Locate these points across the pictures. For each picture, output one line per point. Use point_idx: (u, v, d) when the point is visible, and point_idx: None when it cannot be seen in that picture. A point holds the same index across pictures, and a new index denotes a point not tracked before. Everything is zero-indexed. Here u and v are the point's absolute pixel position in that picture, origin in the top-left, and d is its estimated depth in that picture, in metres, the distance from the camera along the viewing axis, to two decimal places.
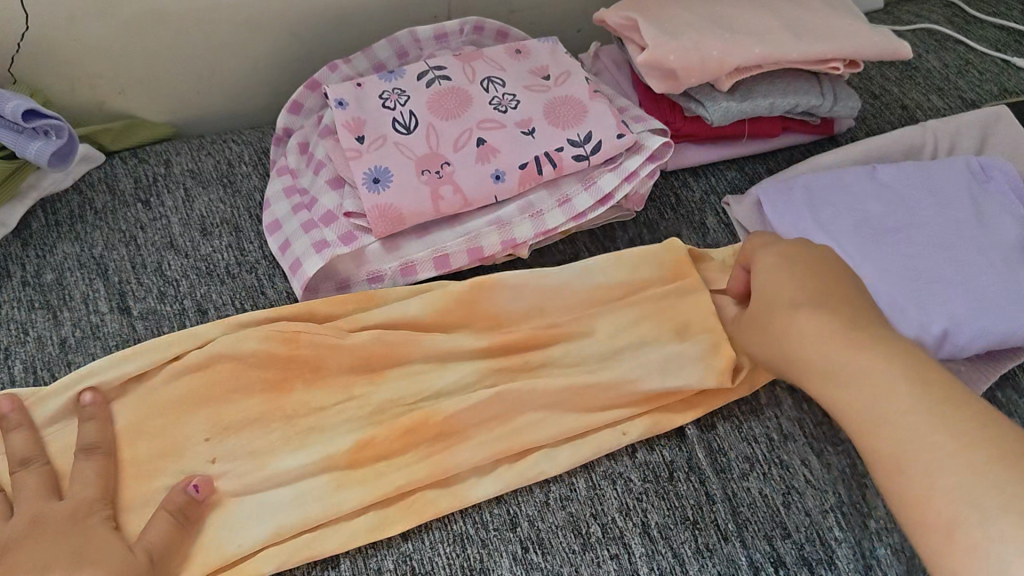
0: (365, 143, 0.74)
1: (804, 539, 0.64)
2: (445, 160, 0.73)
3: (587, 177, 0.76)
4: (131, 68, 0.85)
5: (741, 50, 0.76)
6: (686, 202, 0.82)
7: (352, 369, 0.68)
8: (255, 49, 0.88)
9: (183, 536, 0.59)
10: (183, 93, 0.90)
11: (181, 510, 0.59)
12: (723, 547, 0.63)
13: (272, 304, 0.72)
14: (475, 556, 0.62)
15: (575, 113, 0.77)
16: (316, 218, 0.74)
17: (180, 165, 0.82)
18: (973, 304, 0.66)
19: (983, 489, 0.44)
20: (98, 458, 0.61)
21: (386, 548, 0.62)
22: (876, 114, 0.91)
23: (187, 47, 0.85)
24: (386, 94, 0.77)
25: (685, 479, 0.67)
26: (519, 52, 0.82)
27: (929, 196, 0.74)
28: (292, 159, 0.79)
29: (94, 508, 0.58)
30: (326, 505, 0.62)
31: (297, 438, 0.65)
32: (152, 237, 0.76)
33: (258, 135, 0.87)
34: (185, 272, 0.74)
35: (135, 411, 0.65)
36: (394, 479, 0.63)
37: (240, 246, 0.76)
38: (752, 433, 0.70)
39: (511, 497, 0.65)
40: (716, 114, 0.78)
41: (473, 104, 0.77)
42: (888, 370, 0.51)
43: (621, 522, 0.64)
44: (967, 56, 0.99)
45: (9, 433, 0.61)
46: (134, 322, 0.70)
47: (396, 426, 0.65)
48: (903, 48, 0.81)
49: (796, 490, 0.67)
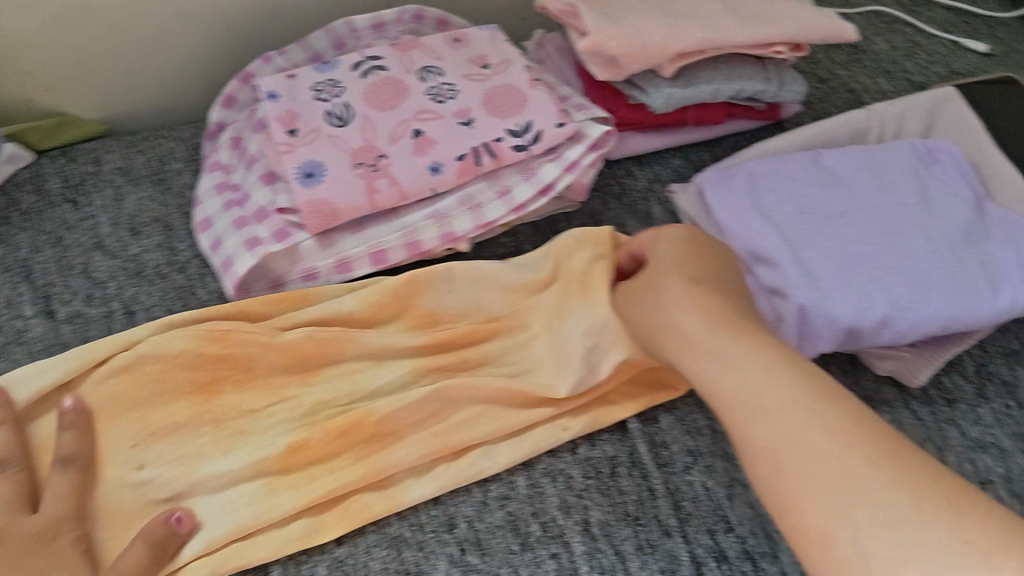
0: (298, 137, 0.72)
1: (747, 532, 0.63)
2: (380, 153, 0.72)
3: (527, 168, 0.74)
4: (60, 62, 0.82)
5: (683, 35, 0.74)
6: (629, 192, 0.81)
7: (286, 369, 0.66)
8: (189, 41, 0.86)
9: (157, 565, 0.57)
10: (115, 88, 0.87)
11: (160, 542, 0.57)
12: (665, 542, 0.62)
13: (203, 304, 0.70)
14: (411, 559, 0.60)
15: (514, 102, 0.76)
16: (248, 215, 0.71)
17: (110, 163, 0.80)
18: (915, 288, 0.66)
19: (856, 499, 0.44)
20: (74, 473, 0.59)
21: (319, 554, 0.60)
22: (823, 98, 0.90)
23: (118, 40, 0.83)
24: (320, 86, 0.75)
25: (628, 474, 0.66)
26: (457, 40, 0.80)
27: (874, 180, 0.73)
28: (224, 154, 0.76)
29: (63, 528, 0.56)
30: (257, 512, 0.60)
31: (223, 445, 0.62)
32: (79, 238, 0.74)
33: (193, 130, 0.85)
34: (113, 274, 0.72)
35: (59, 419, 0.62)
36: (327, 482, 0.61)
37: (171, 245, 0.74)
38: (695, 426, 0.69)
39: (449, 498, 0.64)
40: (659, 100, 0.77)
41: (410, 95, 0.75)
42: (776, 383, 0.51)
43: (562, 520, 0.63)
44: (915, 38, 0.98)
45: None
46: (60, 326, 0.68)
47: (330, 427, 0.63)
48: (849, 31, 0.80)
49: (739, 483, 0.66)
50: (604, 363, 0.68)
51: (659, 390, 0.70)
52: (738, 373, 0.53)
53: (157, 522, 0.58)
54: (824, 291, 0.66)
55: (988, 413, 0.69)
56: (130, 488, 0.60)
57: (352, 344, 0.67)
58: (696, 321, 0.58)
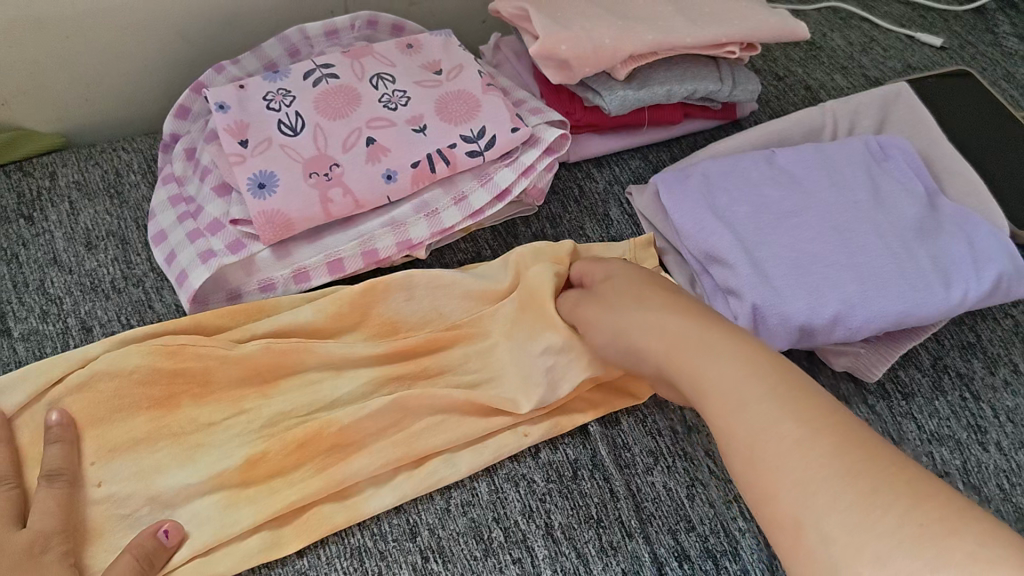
0: (249, 147, 0.71)
1: (708, 531, 0.64)
2: (334, 162, 0.71)
3: (483, 173, 0.74)
4: (11, 75, 0.81)
5: (634, 37, 0.75)
6: (589, 194, 0.81)
7: (241, 381, 0.66)
8: (143, 52, 0.85)
9: None
10: (70, 101, 0.86)
11: (148, 556, 0.57)
12: (627, 544, 0.63)
13: (161, 318, 0.70)
14: (373, 569, 0.60)
15: (468, 108, 0.75)
16: (202, 227, 0.71)
17: (65, 177, 0.79)
18: (867, 284, 0.66)
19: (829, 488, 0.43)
20: (62, 487, 0.58)
21: (281, 566, 0.60)
22: (780, 96, 0.91)
23: (69, 53, 0.82)
24: (271, 95, 0.74)
25: (589, 477, 0.66)
26: (410, 46, 0.80)
27: (826, 177, 0.74)
28: (177, 166, 0.76)
29: (51, 543, 0.55)
30: (218, 527, 0.60)
31: (185, 454, 0.62)
32: (34, 253, 0.73)
33: (150, 142, 0.84)
34: (69, 289, 0.71)
35: (14, 441, 0.62)
36: (287, 495, 0.61)
37: (127, 259, 0.73)
38: (656, 426, 0.70)
39: (411, 506, 0.63)
40: (613, 103, 0.77)
41: (362, 102, 0.75)
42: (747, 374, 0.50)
43: (524, 525, 0.63)
44: (872, 33, 0.99)
45: None
46: (15, 343, 0.67)
47: (288, 439, 0.63)
48: (799, 29, 0.80)
49: (699, 482, 0.66)
50: (567, 370, 0.68)
51: (620, 395, 0.71)
52: (695, 363, 0.53)
53: (146, 534, 0.58)
54: (777, 291, 0.66)
55: (943, 405, 0.70)
56: (88, 507, 0.59)
57: (312, 353, 0.67)
58: (654, 322, 0.58)
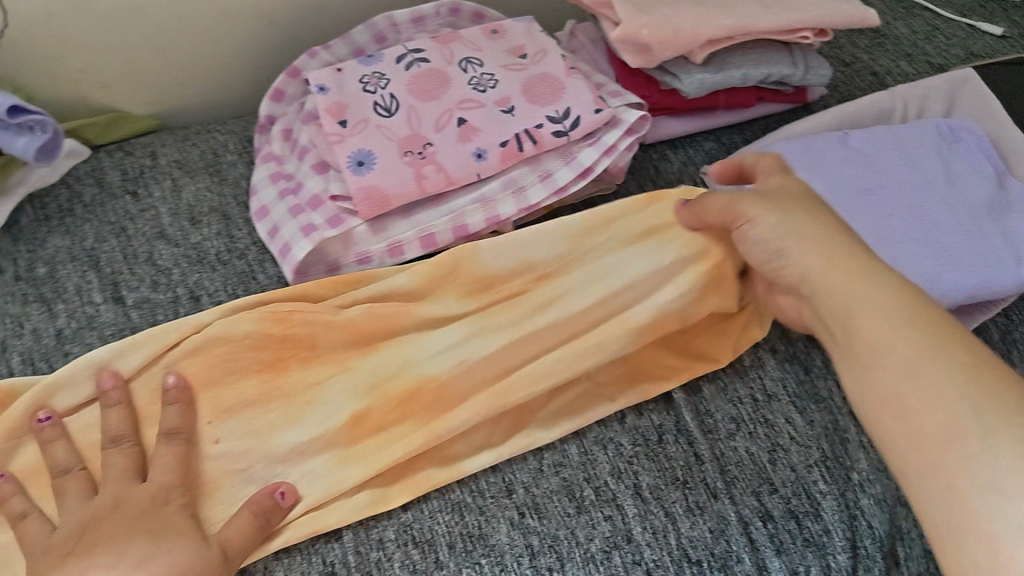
0: (348, 127, 0.75)
1: (791, 493, 0.66)
2: (427, 141, 0.75)
3: (567, 153, 0.77)
4: (112, 60, 0.85)
5: (712, 21, 0.78)
6: (665, 173, 0.84)
7: (345, 345, 0.68)
8: (237, 38, 0.89)
9: (259, 538, 0.60)
10: (165, 85, 0.90)
11: (265, 513, 0.60)
12: (713, 504, 0.65)
13: (265, 288, 0.74)
14: (473, 523, 0.63)
15: (552, 90, 0.79)
16: (303, 203, 0.74)
17: (166, 156, 0.83)
18: (941, 261, 0.69)
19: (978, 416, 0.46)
20: (179, 444, 0.62)
21: (387, 519, 0.63)
22: (847, 81, 0.94)
23: (168, 39, 0.86)
24: (366, 78, 0.78)
25: (674, 441, 0.69)
26: (495, 32, 0.83)
27: (900, 158, 0.76)
28: (276, 146, 0.80)
29: (171, 496, 0.59)
30: (330, 484, 0.63)
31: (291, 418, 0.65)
32: (141, 227, 0.77)
33: (242, 124, 0.89)
34: (176, 261, 0.75)
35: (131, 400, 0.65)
36: (393, 454, 0.64)
37: (230, 234, 0.77)
38: (737, 394, 0.72)
39: (507, 465, 0.67)
40: (692, 85, 0.80)
41: (452, 85, 0.78)
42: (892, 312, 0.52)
43: (614, 485, 0.66)
44: (933, 22, 1.01)
45: (49, 444, 0.62)
46: (129, 310, 0.71)
47: (391, 400, 0.66)
48: (870, 16, 0.83)
49: (781, 447, 0.69)
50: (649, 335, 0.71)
51: (704, 363, 0.73)
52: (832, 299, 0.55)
53: (262, 493, 0.61)
54: None
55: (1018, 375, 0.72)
56: (205, 461, 0.63)
57: (410, 317, 0.70)
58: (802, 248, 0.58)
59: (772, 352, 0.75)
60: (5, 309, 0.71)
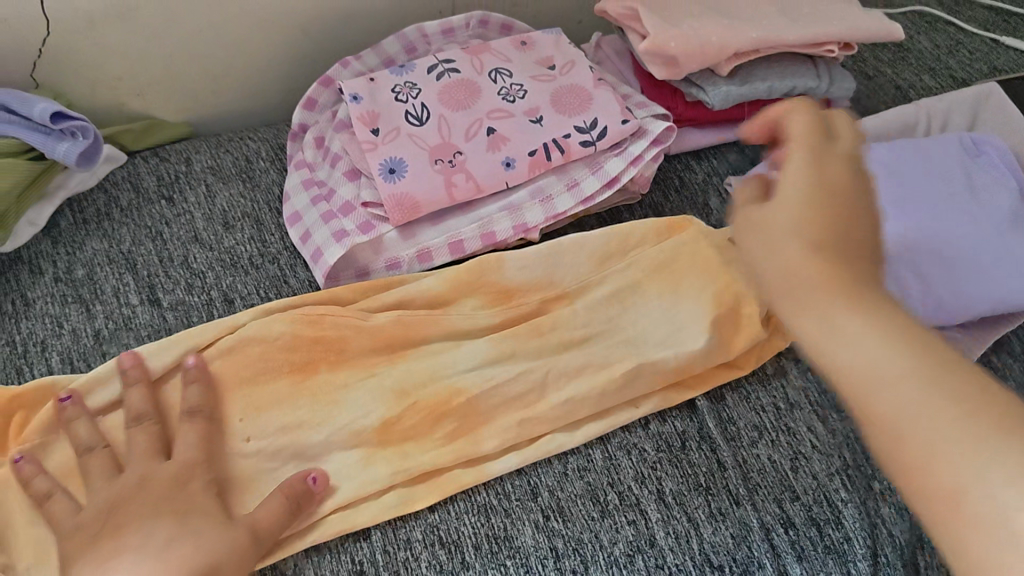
0: (380, 135, 0.77)
1: (812, 501, 0.67)
2: (457, 150, 0.76)
3: (594, 162, 0.79)
4: (148, 69, 0.87)
5: (738, 35, 0.79)
6: (689, 184, 0.85)
7: (374, 350, 0.70)
8: (270, 47, 0.91)
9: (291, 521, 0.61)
10: (199, 93, 0.93)
11: (296, 498, 0.61)
12: (735, 510, 0.66)
13: (296, 293, 0.75)
14: (499, 525, 0.64)
15: (580, 101, 0.80)
16: (335, 209, 0.77)
17: (200, 162, 0.85)
18: (964, 274, 0.70)
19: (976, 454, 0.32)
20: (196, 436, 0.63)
21: (414, 520, 0.64)
22: (870, 95, 0.95)
23: (203, 48, 0.88)
24: (398, 88, 0.80)
25: (697, 448, 0.70)
26: (524, 43, 0.85)
27: (924, 170, 0.77)
28: (308, 153, 0.82)
29: (197, 473, 0.60)
30: (358, 484, 0.64)
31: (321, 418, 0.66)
32: (176, 231, 0.79)
33: (273, 131, 0.90)
34: (211, 265, 0.77)
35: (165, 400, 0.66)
36: (421, 461, 0.66)
37: (262, 239, 0.79)
38: (759, 402, 0.73)
39: (532, 469, 0.68)
40: (717, 97, 0.81)
41: (482, 95, 0.80)
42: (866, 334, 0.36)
43: (637, 489, 0.67)
44: (956, 37, 1.02)
45: (73, 422, 0.63)
46: (164, 312, 0.73)
47: (420, 404, 0.67)
48: (896, 30, 0.84)
49: (802, 455, 0.70)
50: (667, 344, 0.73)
51: (726, 372, 0.74)
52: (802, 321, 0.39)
53: (295, 480, 0.63)
54: None
55: None
56: (234, 459, 0.64)
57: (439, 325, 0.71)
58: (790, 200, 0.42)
59: (795, 362, 0.75)
60: (45, 309, 0.73)
